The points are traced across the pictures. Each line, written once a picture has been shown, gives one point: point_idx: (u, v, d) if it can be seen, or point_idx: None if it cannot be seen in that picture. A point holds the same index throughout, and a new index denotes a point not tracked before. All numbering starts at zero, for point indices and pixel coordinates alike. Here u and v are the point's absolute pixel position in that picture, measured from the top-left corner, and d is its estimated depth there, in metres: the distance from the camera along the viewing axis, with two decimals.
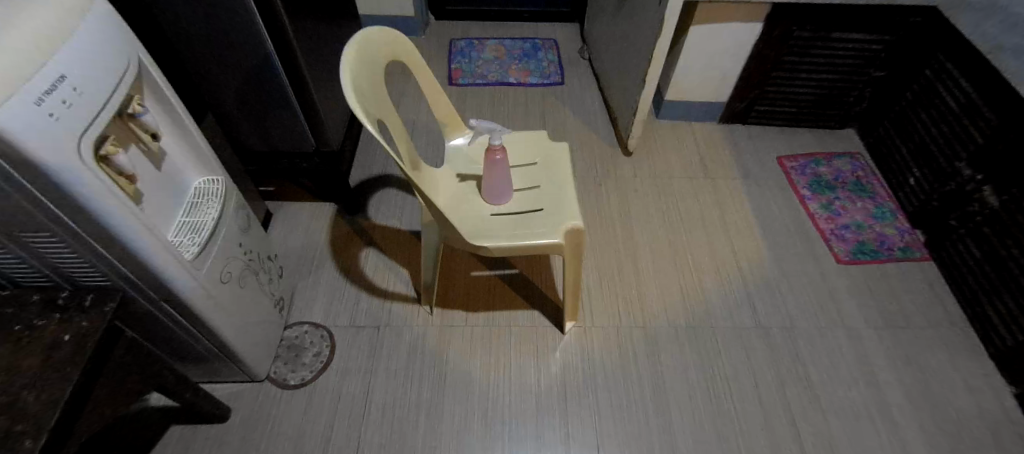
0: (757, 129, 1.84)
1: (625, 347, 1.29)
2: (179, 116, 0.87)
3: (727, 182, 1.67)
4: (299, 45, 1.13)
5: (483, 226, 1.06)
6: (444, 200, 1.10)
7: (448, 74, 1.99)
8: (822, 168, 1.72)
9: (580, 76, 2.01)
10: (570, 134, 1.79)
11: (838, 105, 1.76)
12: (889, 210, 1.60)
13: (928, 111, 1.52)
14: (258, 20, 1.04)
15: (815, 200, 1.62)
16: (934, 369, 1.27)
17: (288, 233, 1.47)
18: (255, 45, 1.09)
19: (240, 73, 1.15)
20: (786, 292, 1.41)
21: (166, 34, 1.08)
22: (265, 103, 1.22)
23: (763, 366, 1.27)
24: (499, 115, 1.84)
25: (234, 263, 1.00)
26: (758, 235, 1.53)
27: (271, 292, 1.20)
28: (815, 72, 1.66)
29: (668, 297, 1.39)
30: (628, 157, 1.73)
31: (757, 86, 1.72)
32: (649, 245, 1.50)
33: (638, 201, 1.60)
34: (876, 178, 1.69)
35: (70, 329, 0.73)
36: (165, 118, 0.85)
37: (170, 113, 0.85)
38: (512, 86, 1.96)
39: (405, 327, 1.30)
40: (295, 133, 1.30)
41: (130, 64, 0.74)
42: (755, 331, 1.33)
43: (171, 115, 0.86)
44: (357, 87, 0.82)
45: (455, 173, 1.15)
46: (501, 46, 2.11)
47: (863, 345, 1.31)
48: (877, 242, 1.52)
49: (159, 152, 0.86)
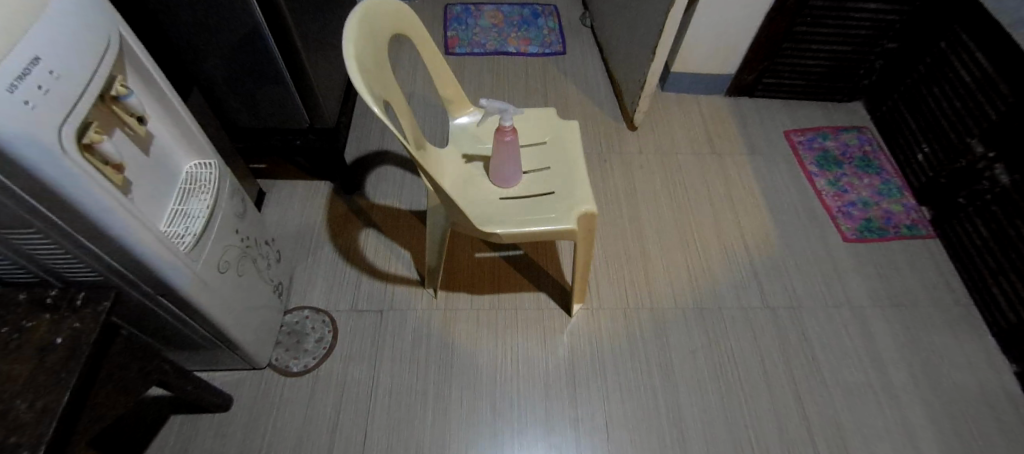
0: (765, 103, 1.80)
1: (633, 328, 1.28)
2: (167, 97, 0.80)
3: (735, 158, 1.63)
4: (290, 14, 1.05)
5: (492, 211, 1.01)
6: (450, 183, 1.05)
7: (445, 42, 1.90)
8: (830, 142, 1.69)
9: (582, 45, 1.93)
10: (573, 108, 1.73)
11: (847, 77, 1.71)
12: (896, 186, 1.58)
13: (940, 85, 1.48)
14: None
15: (822, 176, 1.60)
16: (938, 347, 1.28)
17: (282, 214, 1.41)
18: (243, 15, 1.01)
19: (228, 45, 1.07)
20: (793, 271, 1.39)
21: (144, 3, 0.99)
22: (255, 77, 1.14)
23: (771, 347, 1.27)
24: (500, 87, 1.77)
25: (231, 251, 0.96)
26: (765, 213, 1.51)
27: (270, 278, 1.15)
28: (827, 43, 1.61)
29: (675, 277, 1.37)
30: (633, 132, 1.68)
31: (767, 58, 1.66)
32: (657, 224, 1.47)
33: (644, 178, 1.56)
34: (884, 153, 1.66)
35: (62, 330, 0.68)
36: (151, 99, 0.78)
37: (156, 94, 0.79)
38: (512, 56, 1.87)
39: (409, 311, 1.27)
40: (288, 108, 1.23)
41: (111, 39, 0.67)
42: (763, 310, 1.32)
43: (157, 96, 0.79)
44: (362, 67, 0.75)
45: (461, 153, 1.09)
46: (499, 13, 2.01)
47: (869, 324, 1.31)
48: (884, 220, 1.51)
49: (148, 136, 0.79)
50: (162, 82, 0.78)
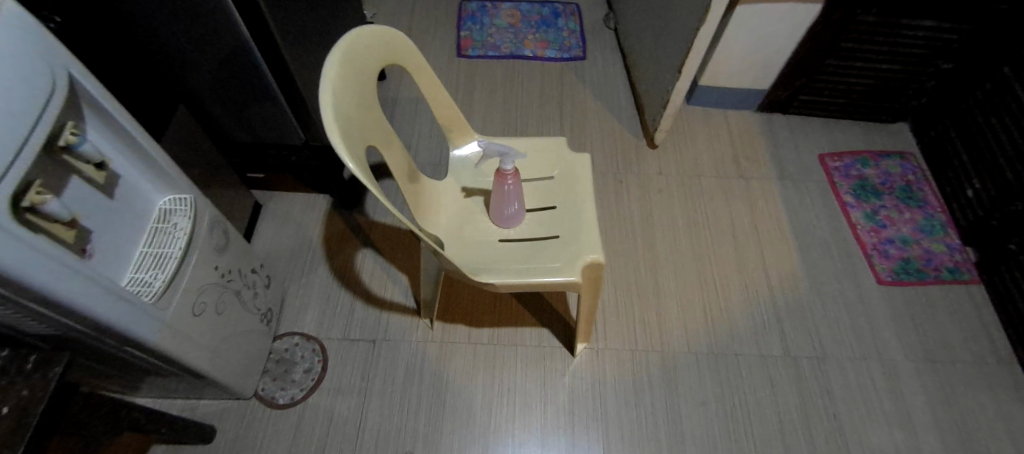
0: (799, 121, 1.65)
1: (640, 372, 1.20)
2: (129, 134, 0.72)
3: (762, 183, 1.51)
4: (281, 29, 0.97)
5: (490, 255, 0.93)
6: (445, 222, 0.97)
7: (457, 43, 1.79)
8: (869, 170, 1.55)
9: (604, 49, 1.80)
10: (590, 122, 1.62)
11: (893, 98, 1.56)
12: (939, 223, 1.45)
13: (1000, 116, 1.33)
14: (229, 5, 0.87)
15: (858, 208, 1.47)
16: (974, 411, 1.17)
17: (278, 229, 1.35)
18: (229, 33, 0.93)
19: (214, 61, 1.00)
20: (819, 316, 1.29)
21: (123, 17, 0.92)
22: (246, 94, 1.07)
23: (788, 401, 1.18)
24: (513, 96, 1.67)
25: (210, 290, 0.90)
26: (792, 248, 1.40)
27: (257, 307, 1.09)
28: (873, 62, 1.46)
29: (689, 316, 1.28)
30: (652, 149, 1.56)
31: (806, 75, 1.52)
32: (672, 256, 1.37)
33: (662, 202, 1.46)
34: (928, 184, 1.52)
35: (8, 400, 0.62)
36: (111, 136, 0.71)
37: (116, 130, 0.71)
38: (528, 60, 1.76)
39: (403, 342, 1.21)
40: (281, 125, 1.16)
41: (57, 84, 0.59)
42: (782, 359, 1.23)
43: (118, 133, 0.71)
44: (341, 116, 0.67)
45: (460, 186, 1.01)
46: (517, 11, 1.89)
47: (898, 380, 1.21)
48: (923, 261, 1.38)
49: (111, 177, 0.72)
50: (123, 118, 0.71)
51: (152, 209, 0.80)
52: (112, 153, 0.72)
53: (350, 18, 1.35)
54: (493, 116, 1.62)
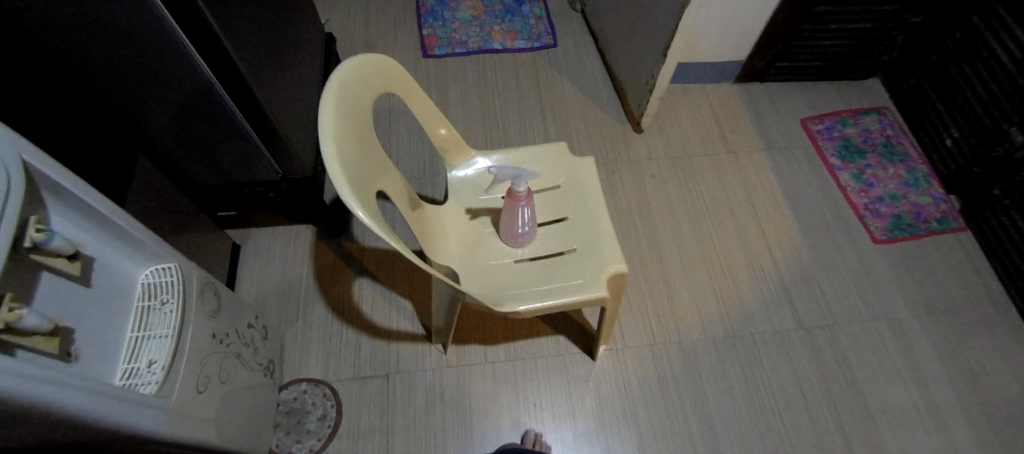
0: (777, 87, 1.65)
1: (663, 365, 1.19)
2: (102, 215, 0.63)
3: (751, 155, 1.51)
4: (244, 60, 0.86)
5: (509, 279, 0.88)
6: (455, 249, 0.91)
7: (421, 42, 1.69)
8: (850, 129, 1.56)
9: (574, 33, 1.74)
10: (572, 112, 1.57)
11: (866, 55, 1.57)
12: (922, 175, 1.48)
13: (972, 64, 1.35)
14: (183, 37, 0.77)
15: (845, 170, 1.49)
16: (979, 355, 1.22)
17: (263, 269, 1.26)
18: (188, 74, 0.84)
19: (174, 105, 0.90)
20: (825, 284, 1.31)
21: (61, 63, 0.81)
22: (213, 134, 0.98)
23: (808, 373, 1.19)
24: (489, 93, 1.59)
25: (211, 361, 0.82)
26: (789, 218, 1.40)
27: (259, 362, 1.01)
28: (847, 22, 1.46)
29: (701, 301, 1.27)
30: (639, 133, 1.53)
31: (782, 41, 1.50)
32: (676, 241, 1.35)
33: (657, 188, 1.44)
34: (906, 137, 1.55)
35: None
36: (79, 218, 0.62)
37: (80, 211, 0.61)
38: (498, 53, 1.68)
39: (419, 372, 1.16)
40: (255, 163, 1.07)
41: (12, 175, 0.51)
42: (797, 332, 1.24)
43: (88, 214, 0.62)
44: (348, 166, 0.61)
45: (464, 208, 0.95)
46: (478, 1, 1.80)
47: (906, 336, 1.24)
48: (913, 215, 1.41)
49: (86, 264, 0.64)
50: (93, 199, 0.61)
51: (135, 286, 0.71)
52: (79, 236, 0.63)
53: (308, 32, 1.24)
54: (472, 118, 1.54)
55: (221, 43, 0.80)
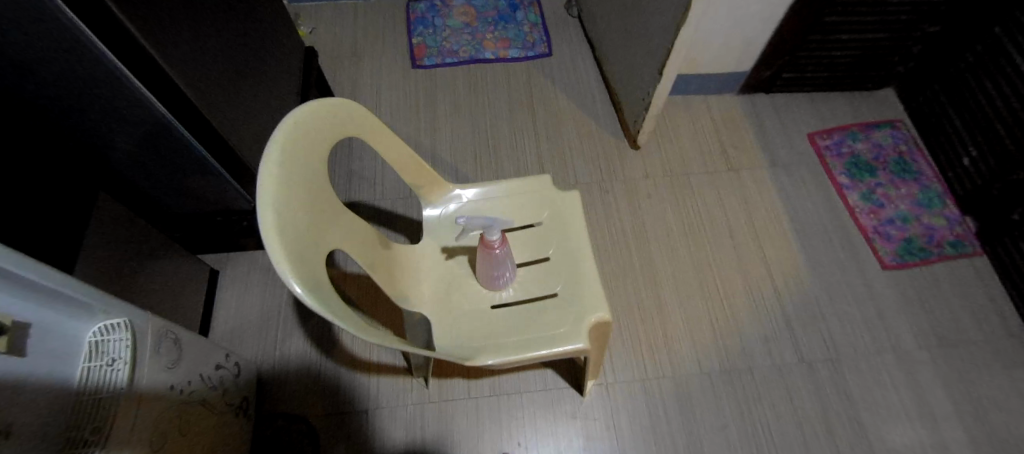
0: (783, 98, 1.57)
1: (655, 402, 1.13)
2: (46, 286, 0.59)
3: (754, 173, 1.43)
4: (192, 83, 0.82)
5: (484, 327, 0.82)
6: (429, 293, 0.86)
7: (410, 52, 1.62)
8: (860, 144, 1.48)
9: (570, 41, 1.67)
10: (566, 126, 1.50)
11: (879, 65, 1.48)
12: (937, 194, 1.40)
13: (993, 79, 1.26)
14: (127, 72, 0.73)
15: (854, 189, 1.41)
16: (993, 393, 1.15)
17: (242, 296, 1.22)
18: (143, 111, 0.80)
19: (134, 140, 0.86)
20: (829, 314, 1.24)
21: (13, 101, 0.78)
22: (177, 167, 0.94)
23: (808, 411, 1.13)
24: (479, 106, 1.53)
25: (168, 416, 0.76)
26: (793, 241, 1.33)
27: (229, 403, 0.97)
28: (859, 32, 1.37)
29: (697, 332, 1.21)
30: (636, 150, 1.46)
31: (789, 52, 1.42)
32: (671, 266, 1.29)
33: (653, 208, 1.37)
34: (921, 152, 1.46)
35: None
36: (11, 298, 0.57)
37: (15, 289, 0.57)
38: (490, 63, 1.61)
39: (399, 408, 1.11)
40: (226, 193, 1.03)
41: None
42: (798, 366, 1.18)
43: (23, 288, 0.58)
44: (291, 231, 0.56)
45: (439, 247, 0.89)
46: (470, 7, 1.72)
47: (915, 371, 1.18)
48: (925, 238, 1.33)
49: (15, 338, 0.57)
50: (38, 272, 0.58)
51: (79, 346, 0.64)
52: (14, 308, 0.58)
53: (282, 50, 1.19)
54: (461, 133, 1.48)
55: (166, 72, 0.75)
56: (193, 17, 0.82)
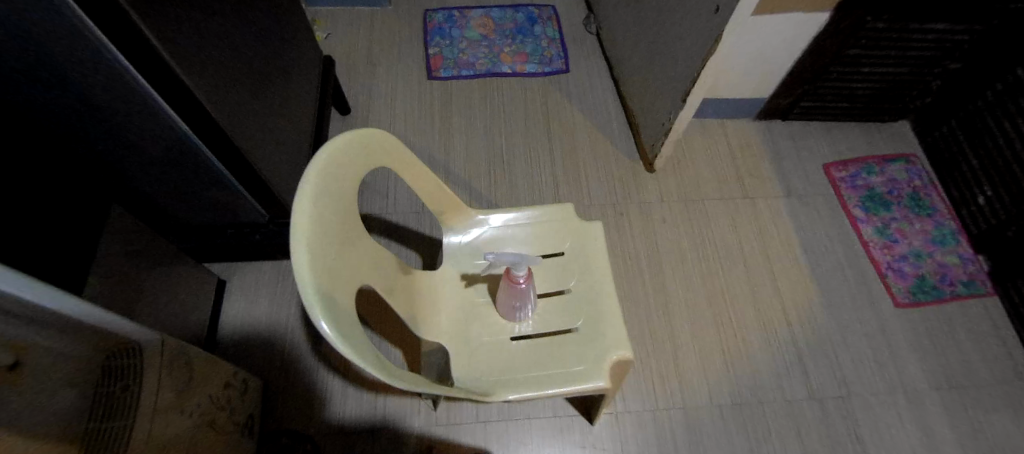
0: (799, 126, 1.56)
1: (665, 433, 1.12)
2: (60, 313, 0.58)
3: (768, 201, 1.43)
4: (216, 100, 0.80)
5: (503, 361, 0.80)
6: (448, 322, 0.84)
7: (427, 62, 1.61)
8: (875, 178, 1.48)
9: (587, 58, 1.66)
10: (582, 146, 1.49)
11: (896, 99, 1.48)
12: (951, 232, 1.40)
13: (1013, 119, 1.26)
14: (149, 88, 0.72)
15: (868, 223, 1.40)
16: (1003, 438, 1.14)
17: (249, 309, 1.20)
18: (163, 126, 0.79)
19: (152, 154, 0.85)
20: (841, 350, 1.23)
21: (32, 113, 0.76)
22: (194, 182, 0.93)
23: (818, 448, 1.13)
24: (494, 120, 1.51)
25: (179, 440, 0.74)
26: (807, 274, 1.33)
27: (236, 421, 0.95)
28: (880, 66, 1.36)
29: (708, 362, 1.20)
30: (651, 173, 1.45)
31: (809, 82, 1.41)
32: (684, 294, 1.28)
33: (667, 233, 1.36)
34: (936, 189, 1.46)
35: None
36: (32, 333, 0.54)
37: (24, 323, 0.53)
38: (506, 77, 1.60)
39: (406, 430, 1.10)
40: (240, 206, 1.02)
41: None
42: (808, 402, 1.17)
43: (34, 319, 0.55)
44: (323, 271, 0.55)
45: (459, 275, 0.88)
46: (488, 19, 1.71)
47: (924, 411, 1.17)
48: (938, 276, 1.33)
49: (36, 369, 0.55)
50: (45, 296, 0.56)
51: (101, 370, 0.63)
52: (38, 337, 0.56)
53: (300, 60, 1.16)
54: (476, 147, 1.46)
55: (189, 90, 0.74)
56: (215, 30, 0.80)
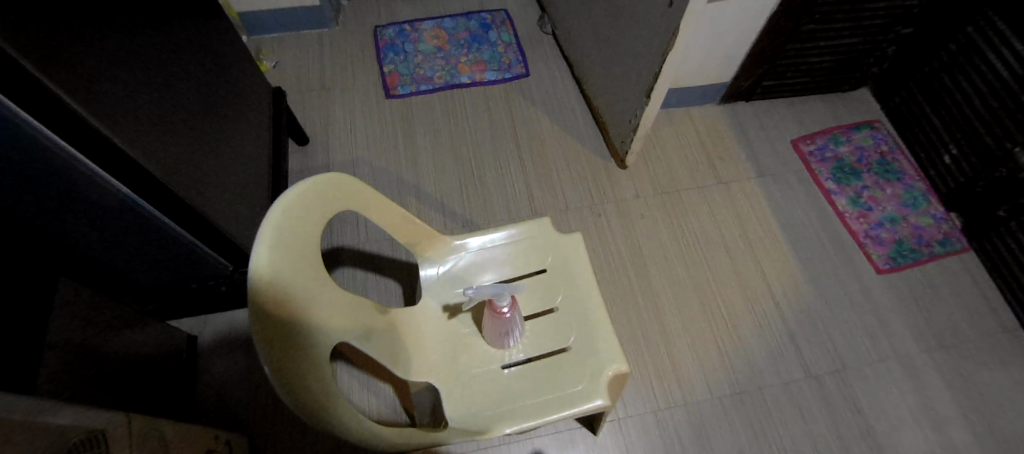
0: (764, 105, 1.56)
1: (670, 434, 1.10)
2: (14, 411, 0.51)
3: (742, 184, 1.42)
4: (157, 159, 0.74)
5: (498, 391, 0.77)
6: (435, 358, 0.80)
7: (383, 80, 1.56)
8: (843, 147, 1.49)
9: (546, 59, 1.63)
10: (551, 149, 1.46)
11: (855, 68, 1.49)
12: (921, 193, 1.42)
13: (968, 77, 1.27)
14: (79, 155, 0.66)
15: (842, 194, 1.41)
16: (995, 391, 1.16)
17: (225, 363, 1.13)
18: (99, 194, 0.73)
19: (93, 223, 0.78)
20: (831, 325, 1.24)
21: None
22: (144, 244, 0.86)
23: (823, 428, 1.12)
24: (460, 133, 1.47)
25: None
26: (789, 253, 1.33)
27: None
28: (836, 38, 1.37)
29: (705, 354, 1.19)
30: (624, 169, 1.43)
31: (768, 62, 1.41)
32: (671, 288, 1.27)
33: (647, 228, 1.35)
34: (901, 151, 1.48)
35: None
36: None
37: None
38: (466, 87, 1.56)
39: None
40: (201, 262, 0.96)
41: None
42: (806, 382, 1.17)
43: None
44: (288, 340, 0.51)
45: (441, 307, 0.84)
46: (441, 30, 1.67)
47: (919, 375, 1.18)
48: (915, 239, 1.35)
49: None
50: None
51: None
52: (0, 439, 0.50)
53: (248, 97, 1.11)
54: (444, 163, 1.42)
55: (125, 152, 0.67)
56: (142, 84, 0.74)
